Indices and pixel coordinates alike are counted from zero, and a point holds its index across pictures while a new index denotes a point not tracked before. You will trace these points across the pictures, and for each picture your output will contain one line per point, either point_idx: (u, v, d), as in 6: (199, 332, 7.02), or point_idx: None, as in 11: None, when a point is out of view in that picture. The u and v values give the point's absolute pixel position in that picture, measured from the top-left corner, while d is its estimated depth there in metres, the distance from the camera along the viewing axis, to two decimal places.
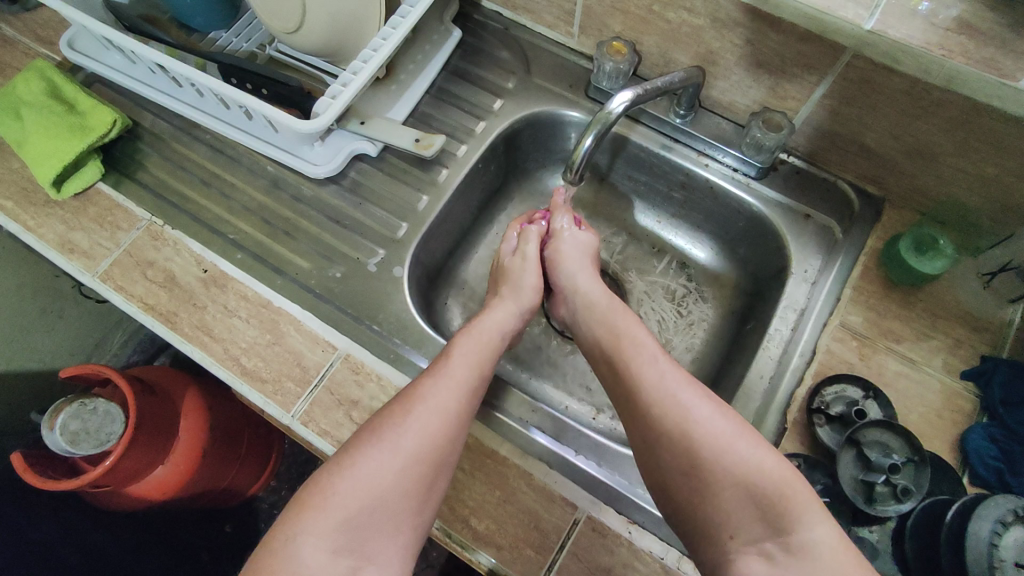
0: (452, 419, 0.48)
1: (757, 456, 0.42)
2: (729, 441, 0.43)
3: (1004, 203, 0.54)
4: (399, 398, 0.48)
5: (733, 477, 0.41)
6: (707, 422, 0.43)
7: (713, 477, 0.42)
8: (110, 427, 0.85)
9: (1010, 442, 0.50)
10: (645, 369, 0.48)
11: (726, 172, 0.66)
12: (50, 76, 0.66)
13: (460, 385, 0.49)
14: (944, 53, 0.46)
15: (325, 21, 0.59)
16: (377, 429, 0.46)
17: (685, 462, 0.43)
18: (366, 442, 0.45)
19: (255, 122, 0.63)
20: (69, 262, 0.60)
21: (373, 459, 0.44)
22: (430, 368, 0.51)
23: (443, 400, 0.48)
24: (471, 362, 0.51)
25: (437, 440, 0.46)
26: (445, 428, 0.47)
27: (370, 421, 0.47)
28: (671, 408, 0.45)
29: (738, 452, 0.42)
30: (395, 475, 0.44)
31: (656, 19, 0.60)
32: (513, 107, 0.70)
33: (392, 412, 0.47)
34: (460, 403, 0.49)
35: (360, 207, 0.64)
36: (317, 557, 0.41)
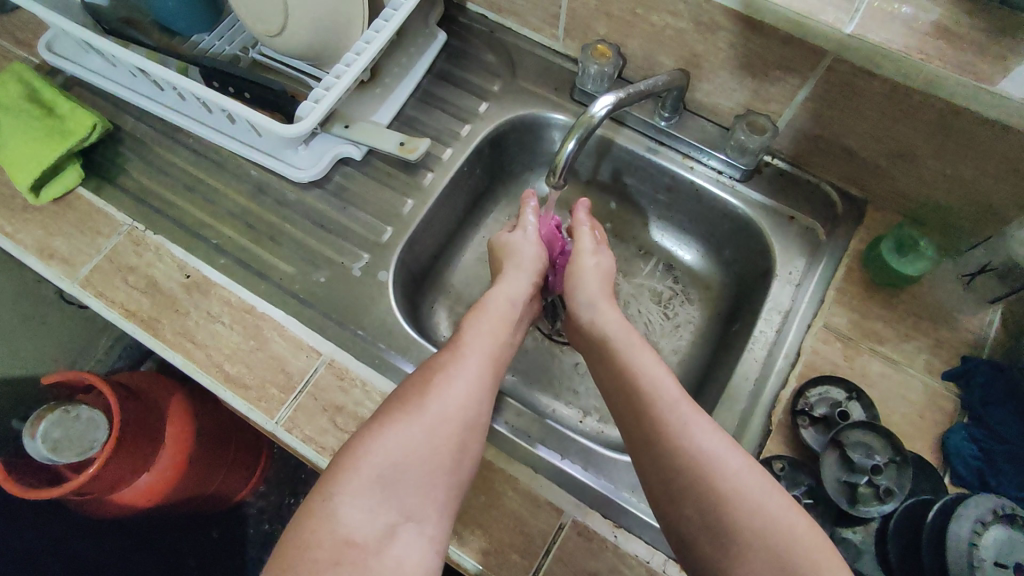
0: (480, 383, 0.49)
1: (767, 496, 0.41)
2: (741, 475, 0.42)
3: (984, 205, 0.55)
4: (422, 369, 0.49)
5: (752, 516, 0.40)
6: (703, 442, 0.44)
7: (730, 513, 0.41)
8: (93, 433, 0.85)
9: (990, 442, 0.51)
10: (655, 398, 0.47)
11: (712, 174, 0.66)
12: (27, 79, 0.65)
13: (483, 352, 0.51)
14: (922, 57, 0.46)
15: (307, 25, 0.58)
16: (406, 395, 0.46)
17: (700, 495, 0.42)
18: (394, 409, 0.45)
19: (237, 126, 0.63)
20: (48, 268, 0.59)
21: (406, 423, 0.44)
22: (452, 341, 0.52)
23: (475, 371, 0.49)
24: (492, 334, 0.53)
25: (467, 401, 0.47)
26: (473, 390, 0.48)
27: (401, 391, 0.47)
28: (680, 439, 0.44)
29: (753, 491, 0.41)
30: (428, 437, 0.44)
31: (640, 22, 0.60)
32: (499, 110, 0.70)
33: (419, 380, 0.48)
34: (489, 374, 0.50)
35: (344, 211, 0.64)
36: (359, 514, 0.40)
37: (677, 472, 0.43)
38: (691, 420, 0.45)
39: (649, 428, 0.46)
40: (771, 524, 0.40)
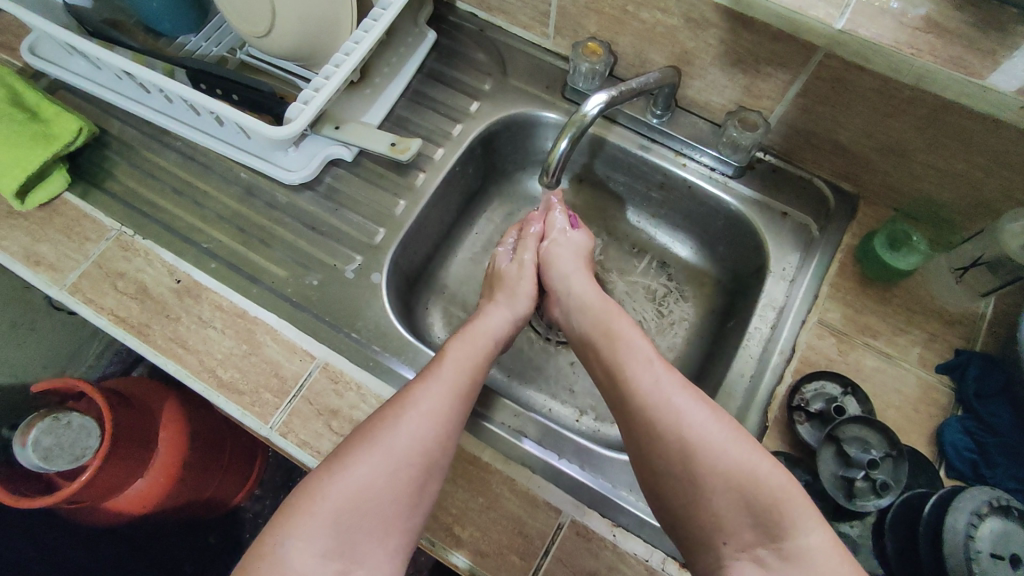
0: (446, 425, 0.47)
1: (735, 442, 0.42)
2: (709, 425, 0.43)
3: (975, 199, 0.55)
4: (390, 404, 0.48)
5: (720, 463, 0.42)
6: (703, 426, 0.43)
7: (700, 462, 0.42)
8: (86, 441, 0.84)
9: (984, 434, 0.51)
10: (630, 361, 0.49)
11: (704, 171, 0.66)
12: (11, 83, 0.64)
13: (453, 391, 0.49)
14: (913, 52, 0.46)
15: (296, 24, 0.58)
16: (365, 433, 0.46)
17: (675, 463, 0.43)
18: (355, 449, 0.44)
19: (226, 129, 0.62)
20: (36, 275, 0.59)
21: (362, 467, 0.44)
22: (423, 374, 0.50)
23: (436, 407, 0.47)
24: (464, 366, 0.51)
25: (428, 446, 0.46)
26: (437, 433, 0.46)
27: (362, 426, 0.46)
28: (652, 397, 0.46)
29: (720, 439, 0.43)
30: (384, 482, 0.44)
31: (631, 20, 0.60)
32: (490, 109, 0.69)
33: (384, 417, 0.46)
34: (453, 410, 0.48)
35: (335, 213, 0.64)
36: (307, 560, 0.40)
37: (648, 428, 0.45)
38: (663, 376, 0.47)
39: (631, 407, 0.47)
40: (738, 468, 0.41)
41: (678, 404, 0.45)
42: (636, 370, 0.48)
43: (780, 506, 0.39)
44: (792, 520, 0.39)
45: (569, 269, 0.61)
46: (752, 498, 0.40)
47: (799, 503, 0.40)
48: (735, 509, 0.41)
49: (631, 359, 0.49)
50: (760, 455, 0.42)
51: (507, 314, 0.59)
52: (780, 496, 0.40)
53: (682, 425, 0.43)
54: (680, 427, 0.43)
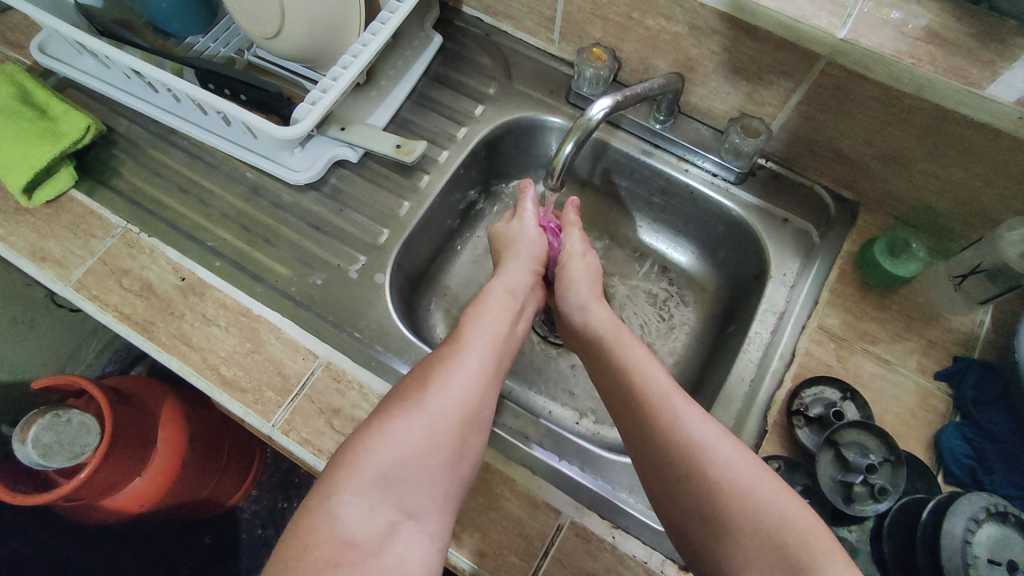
0: (483, 376, 0.48)
1: (767, 489, 0.41)
2: (738, 467, 0.42)
3: (974, 207, 0.56)
4: (422, 365, 0.48)
5: (751, 510, 0.40)
6: (729, 463, 0.42)
7: (729, 510, 0.41)
8: (84, 438, 0.83)
9: (982, 441, 0.51)
10: (649, 393, 0.46)
11: (706, 176, 0.67)
12: (21, 81, 0.64)
13: (485, 347, 0.50)
14: (912, 61, 0.48)
15: (303, 26, 0.58)
16: (406, 395, 0.45)
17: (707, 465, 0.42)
18: (395, 406, 0.45)
19: (233, 128, 0.62)
20: (41, 271, 0.59)
21: (404, 421, 0.44)
22: (451, 335, 0.51)
23: (475, 372, 0.47)
24: (494, 326, 0.52)
25: (468, 397, 0.46)
26: (475, 382, 0.47)
27: (401, 392, 0.46)
28: (675, 434, 0.44)
29: (753, 487, 0.41)
30: (430, 432, 0.43)
31: (635, 26, 0.60)
32: (495, 112, 0.70)
33: (418, 377, 0.47)
34: (489, 376, 0.48)
35: (340, 213, 0.64)
36: (359, 514, 0.39)
37: (674, 469, 0.43)
38: (686, 415, 0.44)
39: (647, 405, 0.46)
40: (771, 516, 0.40)
41: (708, 439, 0.43)
42: (655, 403, 0.46)
43: (810, 549, 0.38)
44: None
45: (583, 290, 0.57)
46: (788, 549, 0.39)
47: (837, 559, 0.38)
48: (767, 560, 0.39)
49: (654, 395, 0.46)
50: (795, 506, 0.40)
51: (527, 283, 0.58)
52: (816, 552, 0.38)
53: (707, 467, 0.42)
54: (706, 469, 0.42)
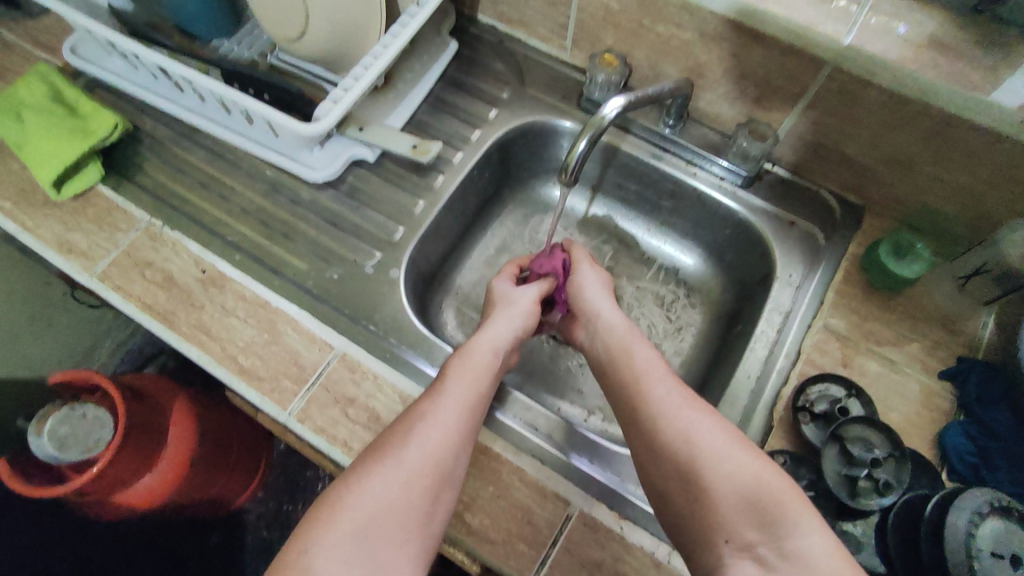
0: (459, 428, 0.48)
1: (740, 456, 0.42)
2: (711, 433, 0.44)
3: (978, 211, 0.57)
4: (404, 416, 0.48)
5: (723, 471, 0.42)
6: (706, 434, 0.44)
7: (703, 471, 0.42)
8: (98, 432, 0.85)
9: (985, 439, 0.52)
10: (640, 373, 0.50)
11: (714, 180, 0.69)
12: (53, 82, 0.67)
13: (465, 400, 0.49)
14: (914, 65, 0.51)
15: (326, 29, 0.61)
16: (385, 445, 0.46)
17: (680, 462, 0.43)
18: (375, 458, 0.45)
19: (255, 127, 0.65)
20: (67, 262, 0.61)
21: (383, 475, 0.44)
22: (432, 387, 0.51)
23: (451, 418, 0.48)
24: (476, 377, 0.52)
25: (444, 454, 0.46)
26: (452, 438, 0.47)
27: (379, 441, 0.47)
28: (661, 406, 0.47)
29: (728, 453, 0.43)
30: (404, 486, 0.44)
31: (646, 34, 0.63)
32: (507, 116, 0.72)
33: (400, 430, 0.47)
34: (467, 419, 0.49)
35: (357, 210, 0.66)
36: (331, 567, 0.40)
37: (653, 439, 0.46)
38: (669, 389, 0.48)
39: (637, 406, 0.48)
40: (744, 473, 0.41)
41: (687, 416, 0.45)
42: (645, 382, 0.49)
43: (782, 509, 0.39)
44: (793, 523, 0.39)
45: (593, 294, 0.61)
46: (757, 501, 0.40)
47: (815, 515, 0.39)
48: (740, 513, 0.40)
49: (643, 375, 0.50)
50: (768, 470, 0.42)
51: (510, 325, 0.58)
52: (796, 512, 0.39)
53: (687, 434, 0.44)
54: (685, 435, 0.44)
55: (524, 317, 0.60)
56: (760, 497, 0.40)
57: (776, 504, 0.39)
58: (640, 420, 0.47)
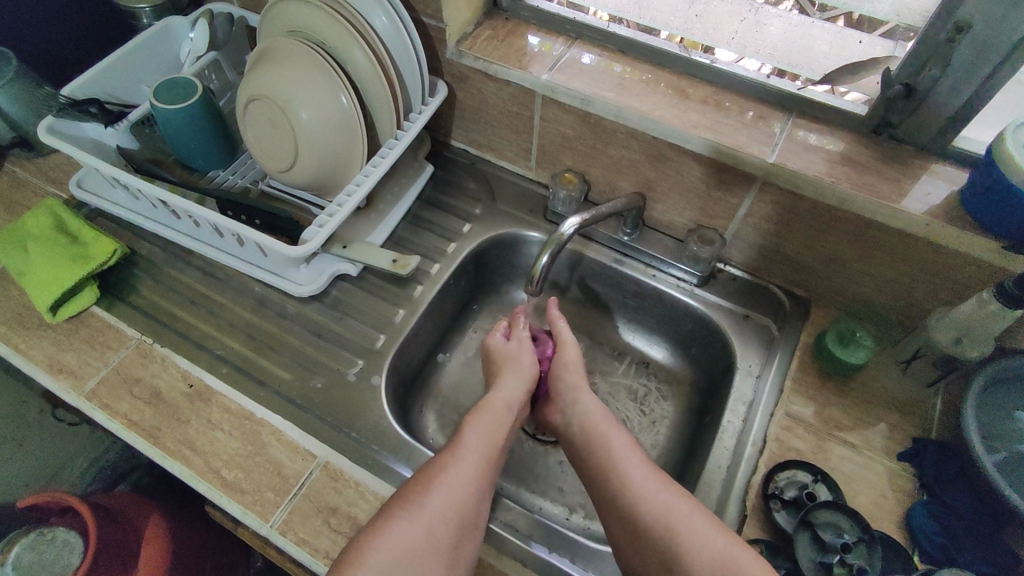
0: (472, 486, 0.50)
1: (724, 537, 0.45)
2: (694, 518, 0.46)
3: (907, 299, 0.63)
4: (421, 472, 0.50)
5: (707, 556, 0.44)
6: (691, 520, 0.46)
7: (688, 554, 0.44)
8: (66, 558, 0.83)
9: (949, 518, 0.54)
10: (620, 458, 0.52)
11: (673, 281, 0.74)
12: (58, 213, 0.72)
13: (482, 452, 0.52)
14: (833, 180, 0.57)
15: (313, 162, 0.66)
16: (405, 500, 0.48)
17: (665, 547, 0.45)
18: (397, 506, 0.47)
19: (245, 249, 0.70)
20: (56, 382, 0.63)
21: (405, 522, 0.46)
22: (450, 443, 0.53)
23: (466, 477, 0.50)
24: (493, 430, 0.55)
25: (459, 504, 0.48)
26: (471, 485, 0.50)
27: (397, 496, 0.48)
28: (645, 491, 0.49)
29: (713, 536, 0.45)
30: (425, 533, 0.46)
31: (600, 155, 0.71)
32: (480, 229, 0.78)
33: (419, 485, 0.49)
34: (481, 479, 0.51)
35: (340, 321, 0.70)
36: None
37: (636, 524, 0.47)
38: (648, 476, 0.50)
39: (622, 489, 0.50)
40: (725, 560, 0.43)
41: (671, 502, 0.47)
42: (628, 466, 0.51)
43: None
44: None
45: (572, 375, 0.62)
46: None
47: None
48: None
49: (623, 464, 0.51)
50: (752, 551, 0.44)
51: (517, 390, 0.60)
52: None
53: (672, 518, 0.46)
54: (669, 519, 0.46)
55: (526, 374, 0.62)
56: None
57: None
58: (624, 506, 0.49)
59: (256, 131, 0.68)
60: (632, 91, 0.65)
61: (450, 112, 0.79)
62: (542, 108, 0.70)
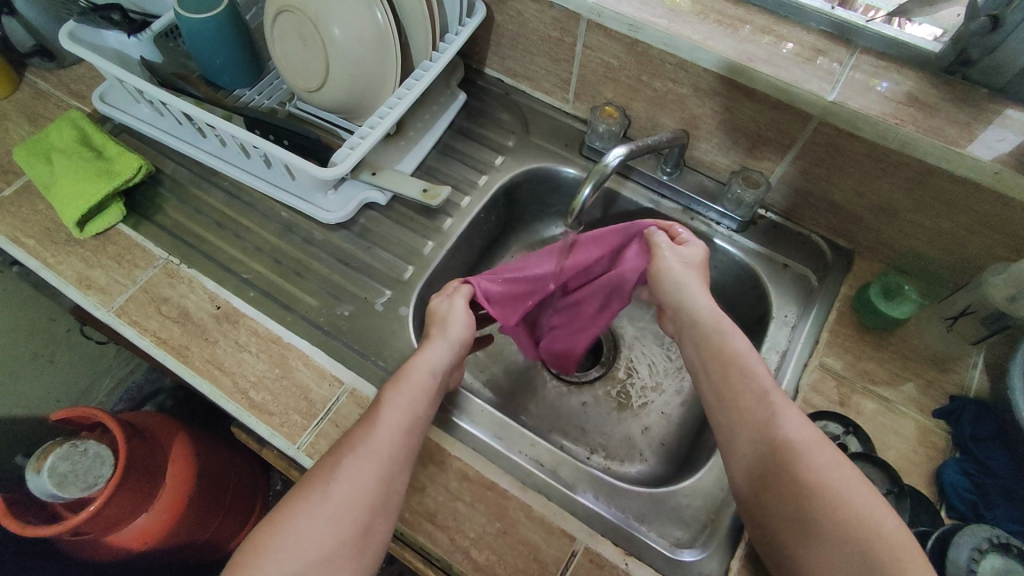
0: (389, 463, 0.48)
1: (830, 460, 0.45)
2: (799, 430, 0.46)
3: (960, 255, 0.61)
4: (335, 450, 0.49)
5: (815, 476, 0.44)
6: (794, 431, 0.46)
7: (797, 469, 0.45)
8: (99, 469, 0.80)
9: (982, 476, 0.53)
10: (732, 354, 0.51)
11: (710, 225, 0.72)
12: (82, 126, 0.70)
13: (392, 435, 0.49)
14: (897, 121, 0.53)
15: (344, 81, 0.63)
16: (313, 484, 0.47)
17: (776, 453, 0.46)
18: (295, 501, 0.46)
19: (272, 171, 0.68)
20: (85, 297, 0.63)
21: (308, 515, 0.45)
22: (367, 415, 0.51)
23: (379, 452, 0.48)
24: (406, 408, 0.51)
25: (370, 486, 0.46)
26: (378, 470, 0.47)
27: (307, 477, 0.48)
28: (758, 391, 0.49)
29: (816, 452, 0.45)
30: (331, 529, 0.44)
31: (644, 88, 0.67)
32: (513, 163, 0.75)
33: (327, 467, 0.47)
34: (396, 453, 0.49)
35: (367, 250, 0.68)
36: None
37: (748, 428, 0.48)
38: (736, 339, 0.52)
39: (732, 389, 0.50)
40: (837, 488, 0.43)
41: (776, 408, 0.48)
42: (739, 364, 0.50)
43: (873, 539, 0.41)
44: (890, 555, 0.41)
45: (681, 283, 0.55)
46: (856, 526, 0.42)
47: (834, 491, 0.43)
48: (836, 533, 0.42)
49: (735, 349, 0.51)
50: (812, 434, 0.46)
51: (448, 353, 0.55)
52: (824, 489, 0.43)
53: (776, 425, 0.47)
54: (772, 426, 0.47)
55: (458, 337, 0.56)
56: (854, 520, 0.42)
57: (869, 530, 0.42)
58: (736, 398, 0.49)
59: (285, 46, 0.65)
60: (684, 18, 0.60)
61: (486, 36, 0.75)
62: (586, 35, 0.65)
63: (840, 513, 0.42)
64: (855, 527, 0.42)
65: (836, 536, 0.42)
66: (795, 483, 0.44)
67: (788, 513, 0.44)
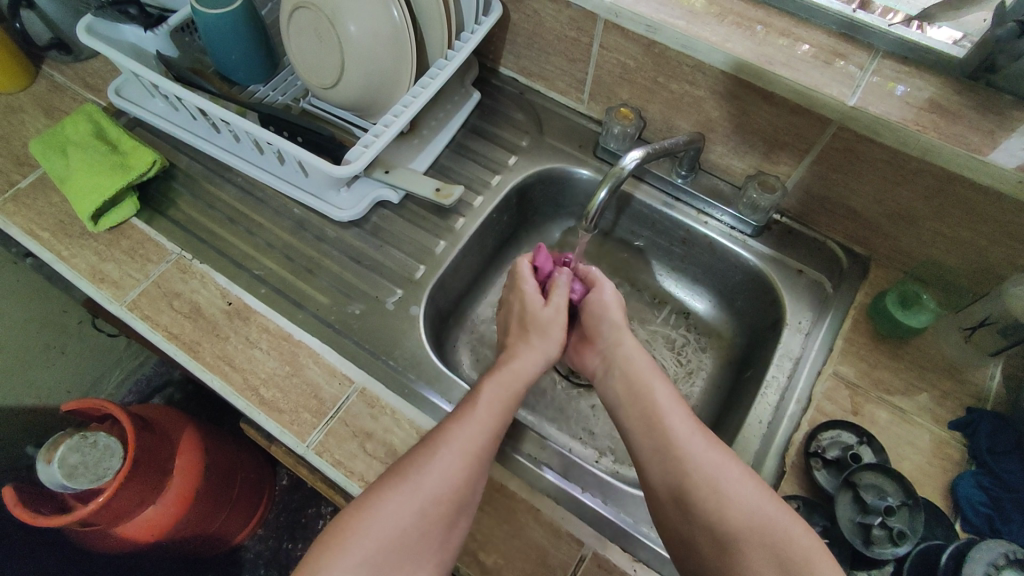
0: (479, 459, 0.50)
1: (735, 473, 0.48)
2: (705, 450, 0.50)
3: (981, 264, 0.60)
4: (426, 440, 0.51)
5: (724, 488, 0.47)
6: (701, 452, 0.50)
7: (701, 487, 0.48)
8: (109, 462, 0.79)
9: (997, 490, 0.52)
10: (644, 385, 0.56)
11: (724, 229, 0.71)
12: (97, 120, 0.71)
13: (481, 432, 0.51)
14: (918, 128, 0.52)
15: (359, 78, 0.63)
16: (402, 472, 0.49)
17: (689, 477, 0.48)
18: (387, 487, 0.48)
19: (285, 168, 0.68)
20: (98, 291, 0.63)
21: (400, 502, 0.47)
22: (456, 410, 0.53)
23: (470, 447, 0.50)
24: (496, 408, 0.54)
25: (462, 480, 0.49)
26: (469, 466, 0.50)
27: (396, 464, 0.50)
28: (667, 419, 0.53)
29: (723, 468, 0.48)
30: (422, 518, 0.47)
31: (660, 89, 0.66)
32: (527, 163, 0.75)
33: (419, 456, 0.50)
34: (486, 449, 0.51)
35: (379, 249, 0.68)
36: None
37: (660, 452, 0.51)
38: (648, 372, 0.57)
39: (649, 417, 0.54)
40: (745, 499, 0.46)
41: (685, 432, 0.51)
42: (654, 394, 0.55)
43: (787, 542, 0.44)
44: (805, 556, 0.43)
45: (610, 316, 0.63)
46: (771, 533, 0.45)
47: (746, 503, 0.46)
48: (754, 543, 0.45)
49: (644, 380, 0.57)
50: (719, 454, 0.50)
51: (538, 357, 0.60)
52: (735, 505, 0.46)
53: (686, 448, 0.50)
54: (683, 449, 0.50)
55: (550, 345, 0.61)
56: (768, 527, 0.45)
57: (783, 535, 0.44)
58: (651, 425, 0.53)
59: (301, 43, 0.65)
60: (702, 19, 0.60)
61: (502, 35, 0.74)
62: (603, 35, 0.65)
63: (755, 523, 0.45)
64: (771, 535, 0.45)
65: (755, 545, 0.45)
66: (708, 500, 0.47)
67: (707, 528, 0.47)
